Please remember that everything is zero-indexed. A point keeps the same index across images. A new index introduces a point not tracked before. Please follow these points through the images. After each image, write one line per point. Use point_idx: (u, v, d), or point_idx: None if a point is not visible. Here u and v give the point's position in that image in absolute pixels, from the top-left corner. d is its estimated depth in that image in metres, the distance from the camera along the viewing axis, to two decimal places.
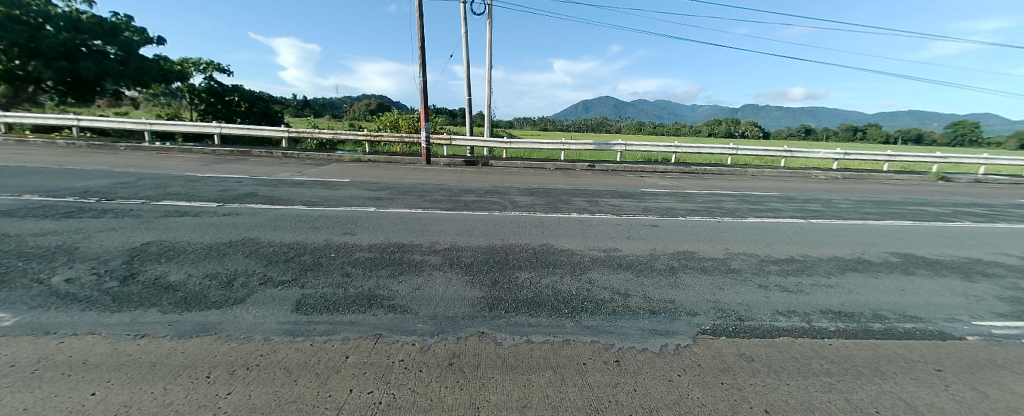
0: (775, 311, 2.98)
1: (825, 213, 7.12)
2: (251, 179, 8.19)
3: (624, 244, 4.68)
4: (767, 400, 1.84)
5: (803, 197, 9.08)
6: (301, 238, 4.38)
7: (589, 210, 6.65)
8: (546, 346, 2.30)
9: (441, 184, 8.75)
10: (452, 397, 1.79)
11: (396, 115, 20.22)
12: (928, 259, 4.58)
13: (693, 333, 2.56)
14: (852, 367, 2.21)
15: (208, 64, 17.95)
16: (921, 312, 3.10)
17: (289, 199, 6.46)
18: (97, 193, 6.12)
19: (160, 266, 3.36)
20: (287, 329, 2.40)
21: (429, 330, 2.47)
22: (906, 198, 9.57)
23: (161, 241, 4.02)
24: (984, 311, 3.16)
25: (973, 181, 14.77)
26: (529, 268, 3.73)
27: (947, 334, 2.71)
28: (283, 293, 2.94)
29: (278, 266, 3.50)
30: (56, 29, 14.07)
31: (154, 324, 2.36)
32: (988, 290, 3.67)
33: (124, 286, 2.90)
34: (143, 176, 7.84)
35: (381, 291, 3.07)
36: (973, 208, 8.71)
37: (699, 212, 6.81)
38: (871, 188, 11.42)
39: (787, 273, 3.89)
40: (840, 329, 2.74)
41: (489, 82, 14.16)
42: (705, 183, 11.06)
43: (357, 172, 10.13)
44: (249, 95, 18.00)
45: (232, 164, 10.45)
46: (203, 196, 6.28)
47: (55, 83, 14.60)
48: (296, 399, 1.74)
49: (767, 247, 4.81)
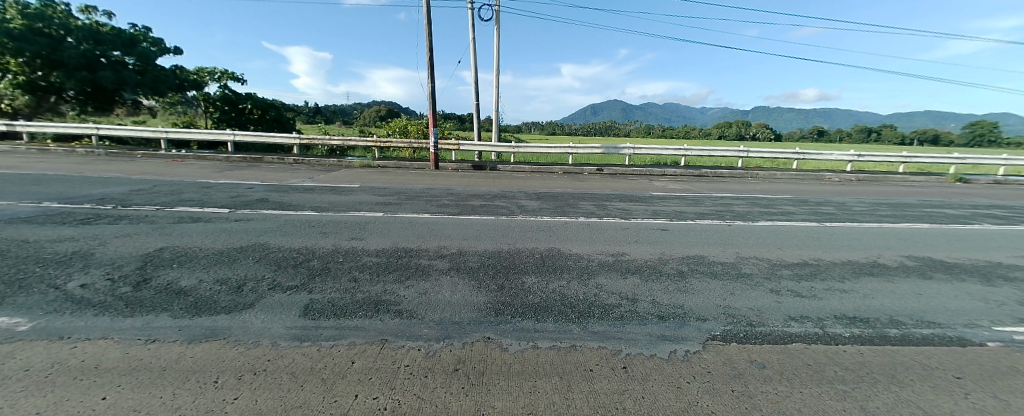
0: (787, 317, 2.92)
1: (838, 216, 6.98)
2: (262, 185, 8.33)
3: (632, 248, 4.63)
4: (780, 408, 1.79)
5: (816, 199, 8.90)
6: (309, 244, 4.43)
7: (597, 214, 6.60)
8: (552, 352, 2.28)
9: (449, 189, 8.80)
10: (457, 403, 1.78)
11: (405, 121, 20.45)
12: (947, 263, 4.44)
13: (703, 339, 2.51)
14: (868, 374, 2.14)
15: (223, 73, 18.42)
16: (939, 317, 3.00)
17: (299, 204, 6.56)
18: (114, 199, 6.31)
19: (172, 272, 3.42)
20: (294, 334, 2.41)
21: (434, 336, 2.46)
22: (923, 200, 9.31)
23: (173, 247, 4.10)
24: (1005, 316, 3.05)
25: (993, 183, 14.33)
26: (536, 272, 3.71)
27: (967, 339, 2.62)
28: (292, 298, 2.97)
29: (287, 271, 3.55)
30: (77, 41, 14.57)
31: (164, 329, 2.40)
32: (1010, 294, 3.54)
33: (137, 291, 2.97)
34: (159, 183, 8.04)
35: (388, 296, 3.08)
36: (994, 210, 8.43)
37: (709, 216, 6.72)
38: (887, 191, 11.16)
39: (800, 278, 3.80)
40: (856, 335, 2.66)
41: (496, 87, 14.24)
42: (715, 186, 10.95)
43: (365, 178, 10.24)
44: (262, 103, 18.35)
45: (244, 170, 10.65)
46: (215, 203, 6.41)
47: (75, 93, 15.10)
48: (301, 405, 1.74)
49: (778, 250, 4.73)
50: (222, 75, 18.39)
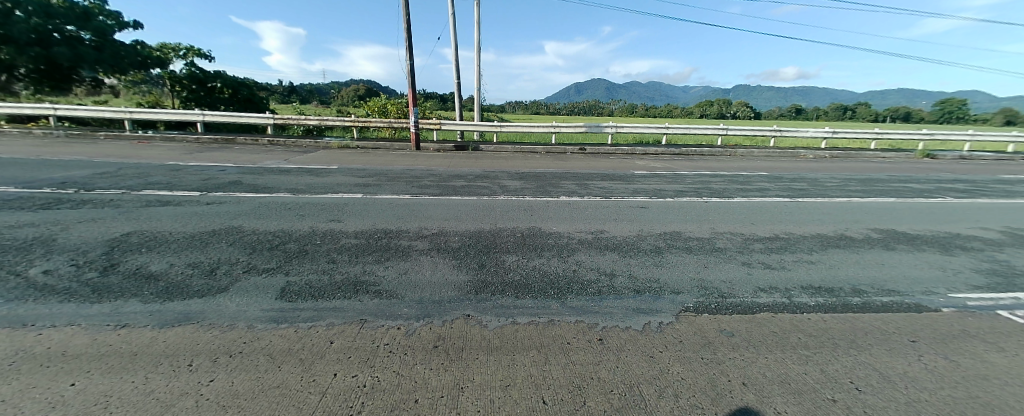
0: (757, 288, 3.03)
1: (811, 192, 7.20)
2: (235, 168, 8.01)
3: (611, 226, 4.69)
4: (745, 373, 1.89)
5: (790, 176, 9.14)
6: (285, 226, 4.33)
7: (578, 193, 6.62)
8: (530, 327, 2.32)
9: (430, 170, 8.67)
10: (436, 379, 1.81)
11: (385, 100, 19.80)
12: (910, 235, 4.65)
13: (677, 311, 2.59)
14: (829, 340, 2.26)
15: (188, 50, 17.34)
16: (899, 286, 3.17)
17: (274, 187, 6.36)
18: (76, 183, 5.98)
19: (141, 257, 3.29)
20: (271, 316, 2.38)
21: (414, 314, 2.47)
22: (891, 176, 9.67)
23: (142, 231, 3.95)
24: (960, 284, 3.24)
25: (958, 159, 14.90)
26: (517, 251, 3.73)
27: (923, 306, 2.78)
28: (267, 281, 2.92)
29: (262, 254, 3.47)
30: (26, 15, 13.43)
31: (135, 314, 2.33)
32: (966, 263, 3.76)
33: (104, 277, 2.86)
34: (124, 166, 7.63)
35: (367, 277, 3.06)
36: (956, 184, 8.83)
37: (687, 193, 6.83)
38: (859, 167, 11.52)
39: (771, 251, 3.94)
40: (820, 303, 2.79)
41: (478, 65, 13.81)
42: (694, 164, 11.12)
43: (344, 159, 9.95)
44: (233, 82, 17.49)
45: (214, 152, 10.20)
46: (185, 186, 6.15)
47: (28, 71, 14.07)
48: (278, 385, 1.74)
49: (752, 226, 4.86)
50: (188, 51, 17.29)
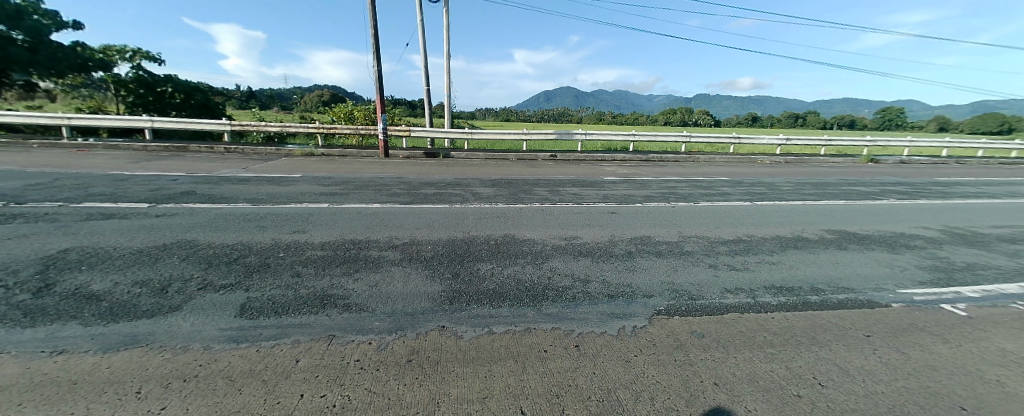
0: (723, 289, 3.14)
1: (769, 196, 7.60)
2: (189, 177, 7.56)
3: (584, 232, 4.75)
4: (717, 373, 1.94)
5: (749, 180, 9.62)
6: (246, 239, 4.11)
7: (550, 199, 6.68)
8: (506, 336, 2.30)
9: (400, 177, 8.53)
10: (410, 394, 1.75)
11: (352, 106, 19.38)
12: (860, 235, 4.98)
13: (649, 314, 2.64)
14: (792, 337, 2.37)
15: (135, 52, 16.36)
16: (853, 283, 3.38)
17: (233, 197, 6.05)
18: (4, 196, 5.45)
19: (81, 275, 3.02)
20: (230, 336, 2.24)
21: (386, 328, 2.39)
22: (841, 179, 10.37)
23: (82, 247, 3.63)
24: (906, 280, 3.49)
25: (898, 163, 16.19)
26: (491, 259, 3.70)
27: (875, 302, 2.97)
28: (226, 298, 2.75)
29: (220, 269, 3.27)
30: None
31: (72, 339, 2.12)
32: (910, 260, 4.06)
33: (37, 299, 2.60)
34: (62, 176, 7.04)
35: (336, 290, 2.94)
36: (896, 186, 9.57)
37: (655, 199, 7.04)
38: (810, 171, 12.30)
39: (735, 253, 4.10)
40: (782, 302, 2.92)
41: (448, 72, 13.81)
42: (660, 170, 11.52)
43: (309, 167, 9.63)
44: (185, 86, 16.71)
45: (167, 161, 9.60)
46: (132, 197, 5.74)
47: None
48: (239, 409, 1.63)
49: (717, 229, 5.06)
50: (134, 54, 16.32)
